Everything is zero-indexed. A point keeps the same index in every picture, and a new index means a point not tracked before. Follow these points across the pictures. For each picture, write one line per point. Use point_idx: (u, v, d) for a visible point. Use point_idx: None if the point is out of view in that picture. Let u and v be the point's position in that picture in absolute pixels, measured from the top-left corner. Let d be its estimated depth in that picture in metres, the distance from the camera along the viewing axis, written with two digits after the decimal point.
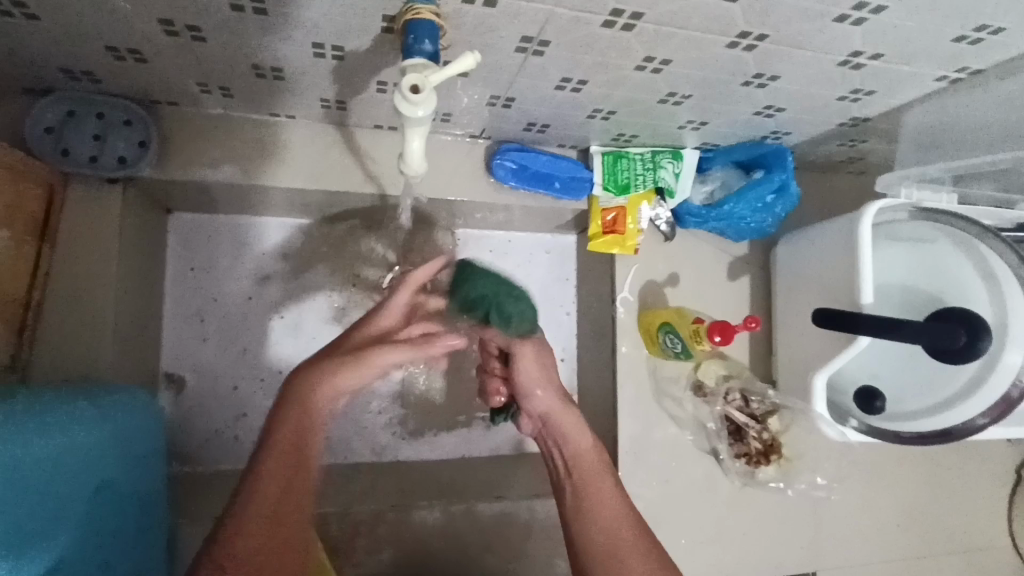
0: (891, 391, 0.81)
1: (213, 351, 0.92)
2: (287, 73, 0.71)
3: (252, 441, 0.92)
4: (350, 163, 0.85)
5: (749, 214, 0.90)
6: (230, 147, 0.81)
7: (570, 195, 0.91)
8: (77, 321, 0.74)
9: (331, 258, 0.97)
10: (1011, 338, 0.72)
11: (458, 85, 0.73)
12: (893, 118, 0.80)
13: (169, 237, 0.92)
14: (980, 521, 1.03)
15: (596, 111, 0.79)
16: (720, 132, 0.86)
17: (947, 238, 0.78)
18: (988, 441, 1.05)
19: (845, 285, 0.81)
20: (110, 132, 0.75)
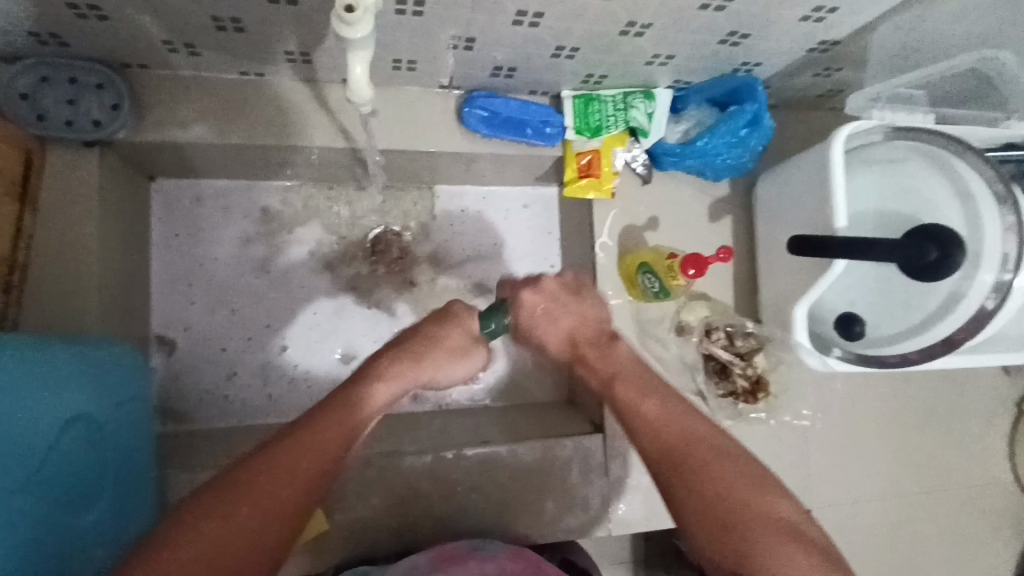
0: (871, 317, 0.80)
1: (202, 313, 0.94)
2: (247, 24, 0.72)
3: (243, 399, 0.94)
4: (321, 118, 0.86)
5: (725, 150, 0.90)
6: (201, 107, 0.82)
7: (543, 141, 0.91)
8: (62, 279, 0.76)
9: (312, 219, 0.98)
10: (986, 254, 0.71)
11: (414, 27, 0.73)
12: (862, 40, 0.79)
13: (152, 203, 0.94)
14: (977, 455, 1.02)
15: (560, 48, 0.79)
16: (690, 67, 0.85)
17: (920, 157, 0.78)
18: (982, 372, 1.04)
19: (819, 212, 0.81)
20: (82, 95, 0.77)
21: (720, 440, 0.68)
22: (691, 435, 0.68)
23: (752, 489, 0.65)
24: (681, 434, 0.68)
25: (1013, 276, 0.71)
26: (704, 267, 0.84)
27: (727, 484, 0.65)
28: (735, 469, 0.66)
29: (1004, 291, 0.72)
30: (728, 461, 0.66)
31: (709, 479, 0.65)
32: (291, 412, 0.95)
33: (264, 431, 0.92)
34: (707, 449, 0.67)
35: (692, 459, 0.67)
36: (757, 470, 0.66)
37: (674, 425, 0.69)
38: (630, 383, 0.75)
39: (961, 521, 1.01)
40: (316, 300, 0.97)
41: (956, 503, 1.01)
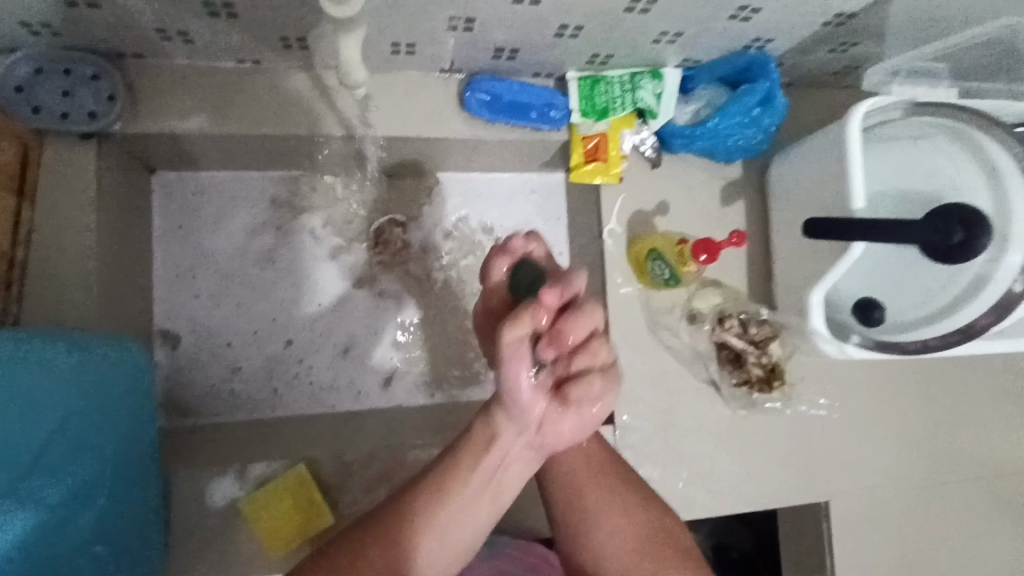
0: (891, 301, 0.77)
1: (205, 306, 0.93)
2: (240, 10, 0.70)
3: (247, 393, 0.93)
4: (319, 105, 0.84)
5: (736, 130, 0.86)
6: (197, 96, 0.81)
7: (548, 124, 0.88)
8: (61, 273, 0.75)
9: (314, 210, 0.96)
10: (1014, 232, 0.68)
11: (410, 9, 0.71)
12: (881, 12, 0.75)
13: (154, 197, 0.93)
14: (1003, 444, 0.99)
15: (563, 26, 0.76)
16: (700, 44, 0.82)
17: (942, 134, 0.74)
18: (1010, 358, 1.00)
19: (834, 194, 0.78)
20: (78, 87, 0.76)
21: (614, 499, 0.67)
22: (579, 481, 0.68)
23: (635, 557, 0.65)
24: (572, 481, 0.68)
25: None
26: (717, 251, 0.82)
27: (608, 545, 0.66)
28: (620, 523, 0.67)
29: None
30: (618, 522, 0.67)
31: (594, 536, 0.67)
32: (297, 405, 0.94)
33: (270, 424, 0.91)
34: (592, 497, 0.67)
35: (582, 514, 0.67)
36: (639, 526, 0.67)
37: (573, 472, 0.68)
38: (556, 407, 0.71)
39: (987, 512, 0.98)
40: (320, 293, 0.96)
41: (981, 495, 0.98)
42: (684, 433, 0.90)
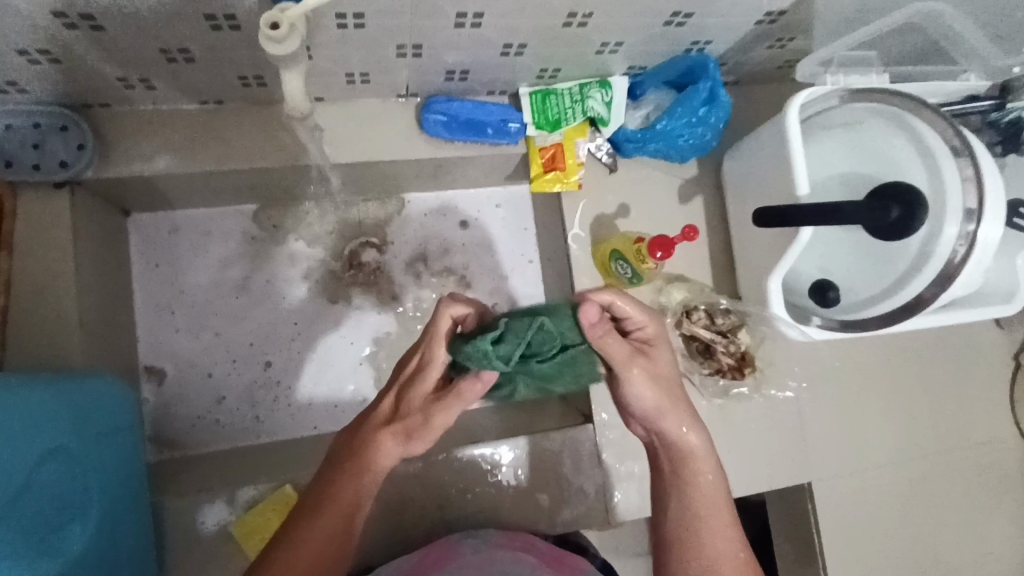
0: (844, 281, 0.80)
1: (187, 340, 0.95)
2: (196, 54, 0.73)
3: (234, 421, 0.95)
4: (282, 138, 0.87)
5: (685, 130, 0.90)
6: (165, 138, 0.84)
7: (506, 139, 0.92)
8: (40, 319, 0.77)
9: (288, 239, 0.99)
10: (949, 206, 0.70)
11: (361, 42, 0.74)
12: (808, 10, 0.78)
13: (131, 237, 0.95)
14: (978, 413, 1.01)
15: (508, 45, 0.80)
16: (643, 52, 0.85)
17: (877, 117, 0.77)
18: (975, 325, 1.03)
19: (781, 183, 0.80)
20: (48, 139, 0.79)
21: (734, 531, 0.71)
22: (715, 512, 0.71)
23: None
24: (705, 507, 0.71)
25: (976, 227, 0.69)
26: (667, 243, 0.83)
27: (722, 559, 0.69)
28: (732, 553, 0.70)
29: (970, 243, 0.70)
30: (737, 553, 0.69)
31: (711, 554, 0.69)
32: (284, 430, 0.96)
33: (258, 450, 0.93)
34: (716, 523, 0.71)
35: (706, 536, 0.70)
36: (748, 564, 0.70)
37: (706, 499, 0.72)
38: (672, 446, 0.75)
39: (969, 482, 0.99)
40: (300, 320, 0.99)
41: (962, 464, 1.00)
42: None
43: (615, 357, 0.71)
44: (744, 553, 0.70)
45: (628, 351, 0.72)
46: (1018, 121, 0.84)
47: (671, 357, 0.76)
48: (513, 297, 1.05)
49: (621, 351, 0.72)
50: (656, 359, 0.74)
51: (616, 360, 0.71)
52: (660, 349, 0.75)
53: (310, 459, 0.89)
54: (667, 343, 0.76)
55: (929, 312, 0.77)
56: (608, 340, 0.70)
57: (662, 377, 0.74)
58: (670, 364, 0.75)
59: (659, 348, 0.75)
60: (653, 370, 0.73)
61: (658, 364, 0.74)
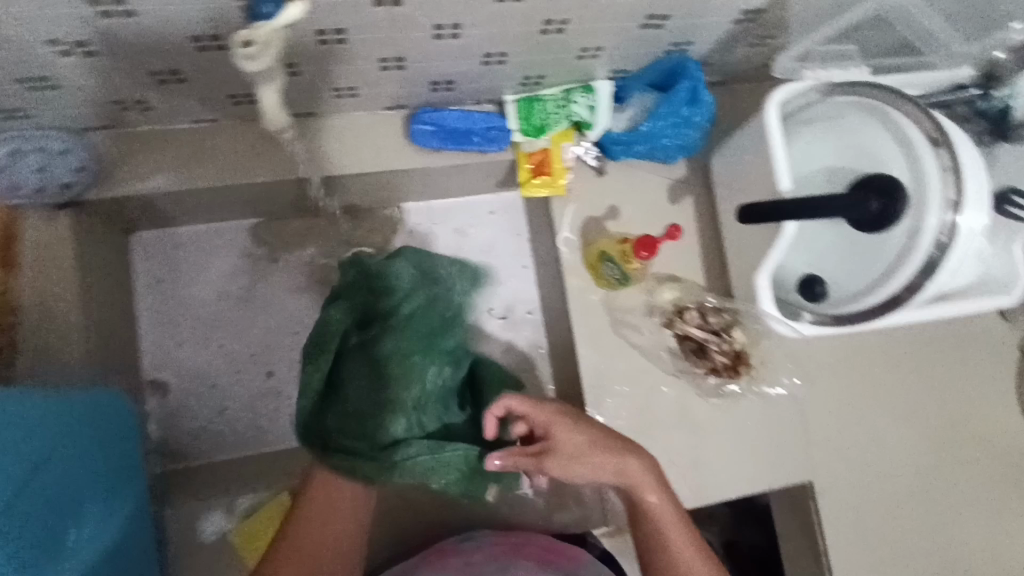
0: (831, 275, 0.79)
1: (190, 352, 0.98)
2: (187, 74, 0.76)
3: (235, 432, 0.97)
4: (274, 153, 0.89)
5: (670, 131, 0.90)
6: (161, 157, 0.87)
7: (493, 145, 0.93)
8: (46, 336, 0.80)
9: (287, 252, 1.02)
10: (930, 197, 0.70)
11: (344, 56, 0.77)
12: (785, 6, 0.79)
13: (134, 254, 0.98)
14: (985, 408, 0.99)
15: (488, 55, 0.82)
16: (623, 56, 0.87)
17: (858, 110, 0.77)
18: (978, 320, 1.01)
19: (765, 179, 0.81)
20: (49, 161, 0.81)
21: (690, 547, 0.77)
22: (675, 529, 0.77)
23: None
24: (659, 528, 0.77)
25: (956, 217, 0.69)
26: (649, 244, 0.87)
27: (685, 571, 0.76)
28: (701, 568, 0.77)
29: (952, 233, 0.70)
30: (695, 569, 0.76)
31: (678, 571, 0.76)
32: (281, 440, 0.97)
33: (262, 461, 0.95)
34: (674, 540, 0.77)
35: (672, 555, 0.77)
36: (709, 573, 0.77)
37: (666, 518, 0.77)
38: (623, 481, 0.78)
39: (978, 478, 0.98)
40: (300, 329, 1.00)
41: (969, 459, 0.98)
42: (658, 428, 0.92)
43: (520, 459, 0.78)
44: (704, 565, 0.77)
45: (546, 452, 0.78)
46: (1008, 108, 0.83)
47: (576, 425, 0.78)
48: (509, 302, 1.06)
49: (528, 452, 0.78)
50: (564, 443, 0.78)
51: (525, 460, 0.78)
52: (558, 426, 0.78)
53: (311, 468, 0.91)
54: (561, 422, 0.78)
55: (919, 304, 0.76)
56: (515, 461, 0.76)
57: (586, 453, 0.77)
58: (583, 430, 0.78)
59: (562, 422, 0.78)
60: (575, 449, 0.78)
61: (563, 449, 0.77)
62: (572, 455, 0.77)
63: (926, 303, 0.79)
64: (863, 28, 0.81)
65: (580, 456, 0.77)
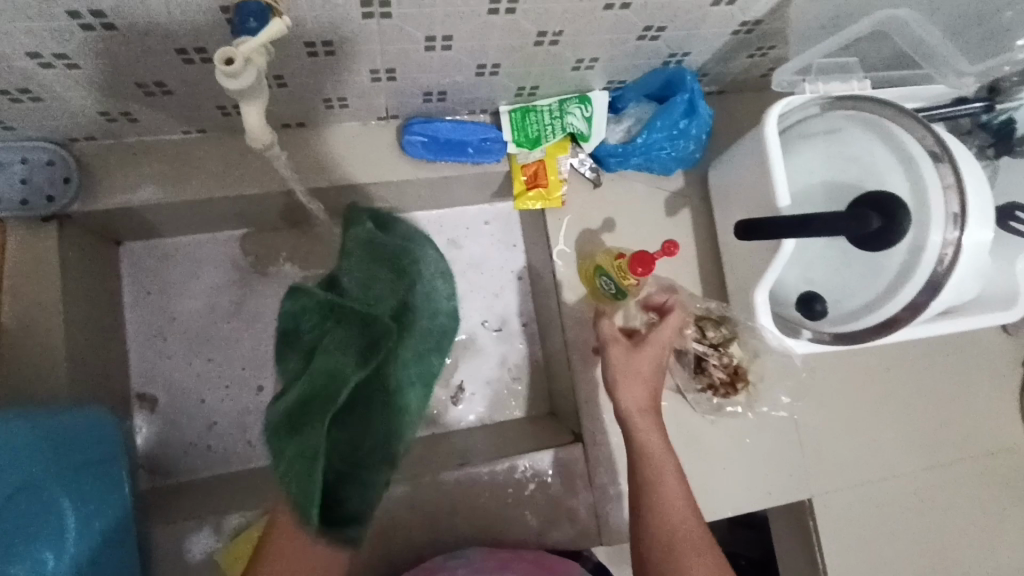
0: (831, 291, 0.77)
1: (179, 366, 0.96)
2: (173, 86, 0.75)
3: (225, 447, 0.95)
4: (264, 164, 0.87)
5: (667, 143, 0.89)
6: (148, 169, 0.85)
7: (488, 157, 0.92)
8: (29, 354, 0.78)
9: (278, 263, 1.00)
10: (932, 213, 0.68)
11: (333, 68, 0.75)
12: (782, 19, 0.77)
13: (122, 266, 0.97)
14: (987, 422, 0.98)
15: (482, 66, 0.80)
16: (619, 67, 0.85)
17: (856, 124, 0.75)
18: (977, 336, 1.00)
19: (764, 195, 0.79)
20: (33, 174, 0.81)
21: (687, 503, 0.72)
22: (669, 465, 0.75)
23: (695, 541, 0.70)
24: (655, 461, 0.75)
25: (960, 233, 0.68)
26: (643, 262, 0.83)
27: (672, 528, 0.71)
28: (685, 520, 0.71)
29: (956, 250, 0.68)
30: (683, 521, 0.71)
31: (665, 512, 0.72)
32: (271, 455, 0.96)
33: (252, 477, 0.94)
34: (667, 487, 0.73)
35: (663, 491, 0.73)
36: (696, 535, 0.71)
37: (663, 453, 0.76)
38: (640, 412, 0.79)
39: (979, 494, 0.96)
40: None
41: (970, 478, 0.96)
42: None
43: (609, 339, 0.85)
44: (692, 522, 0.71)
45: (623, 342, 0.84)
46: (1011, 121, 0.82)
47: (658, 348, 0.83)
48: (503, 314, 1.04)
49: (612, 336, 0.85)
50: (644, 354, 0.83)
51: (609, 341, 0.85)
52: (655, 338, 0.83)
53: None
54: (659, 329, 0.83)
55: (921, 320, 0.75)
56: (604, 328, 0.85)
57: (645, 363, 0.82)
58: (660, 356, 0.83)
59: (660, 334, 0.83)
60: (641, 356, 0.82)
61: (634, 357, 0.82)
62: (637, 361, 0.82)
63: (929, 318, 0.77)
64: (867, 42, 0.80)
65: (642, 360, 0.82)
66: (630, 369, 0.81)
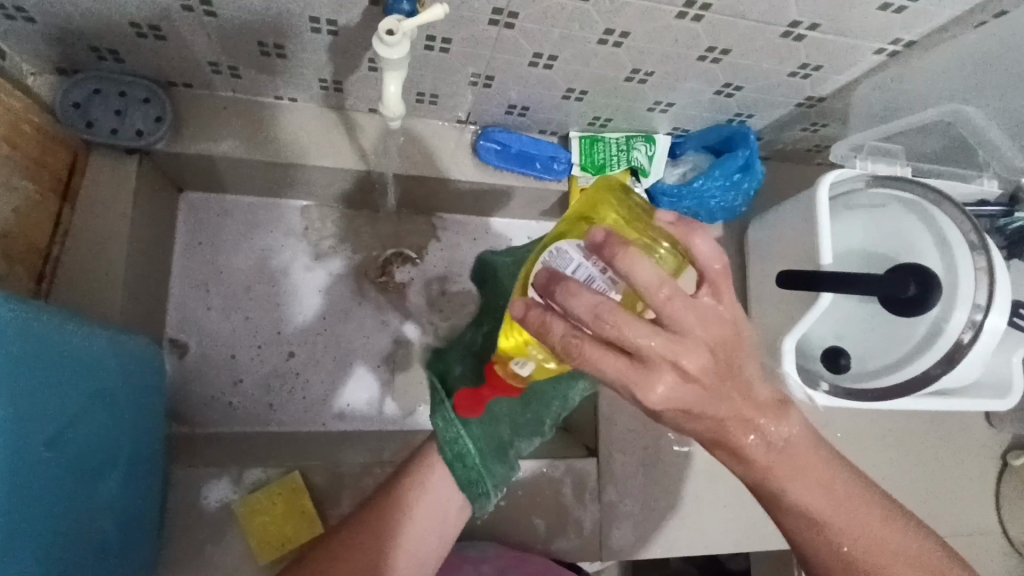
0: (857, 349, 0.84)
1: (216, 319, 0.98)
2: (289, 51, 0.79)
3: (247, 407, 0.97)
4: (345, 140, 0.92)
5: (719, 193, 0.96)
6: (233, 124, 0.89)
7: (552, 174, 0.98)
8: (89, 277, 0.80)
9: (329, 237, 1.04)
10: (962, 295, 0.76)
11: (439, 65, 0.81)
12: (845, 97, 0.86)
13: (180, 214, 0.99)
14: (965, 505, 1.04)
15: (569, 90, 0.87)
16: (687, 115, 0.93)
17: (898, 203, 0.83)
18: (963, 416, 1.07)
19: (806, 250, 0.86)
20: (130, 108, 0.83)
21: (863, 502, 0.60)
22: (807, 462, 0.57)
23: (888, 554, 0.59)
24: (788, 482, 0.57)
25: (983, 318, 0.75)
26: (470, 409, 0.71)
27: (853, 540, 0.59)
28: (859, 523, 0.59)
29: (976, 331, 0.75)
30: (869, 525, 0.59)
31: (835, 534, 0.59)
32: (288, 421, 0.98)
33: (266, 440, 0.95)
34: (822, 491, 0.58)
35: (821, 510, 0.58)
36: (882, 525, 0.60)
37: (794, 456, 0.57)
38: (768, 417, 0.54)
39: None
40: (328, 315, 1.02)
41: None
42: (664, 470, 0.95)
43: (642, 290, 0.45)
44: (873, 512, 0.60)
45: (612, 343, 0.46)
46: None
47: (683, 376, 0.47)
48: None
49: (561, 342, 0.47)
50: (640, 385, 0.47)
51: (649, 290, 0.45)
52: (658, 358, 0.46)
53: (320, 454, 0.92)
54: (685, 298, 0.45)
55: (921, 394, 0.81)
56: (622, 246, 0.45)
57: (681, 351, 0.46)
58: (685, 391, 0.48)
59: (654, 367, 0.47)
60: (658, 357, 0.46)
61: (657, 355, 0.46)
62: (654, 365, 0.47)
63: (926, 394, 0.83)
64: (926, 135, 0.89)
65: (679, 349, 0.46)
66: (663, 384, 0.47)
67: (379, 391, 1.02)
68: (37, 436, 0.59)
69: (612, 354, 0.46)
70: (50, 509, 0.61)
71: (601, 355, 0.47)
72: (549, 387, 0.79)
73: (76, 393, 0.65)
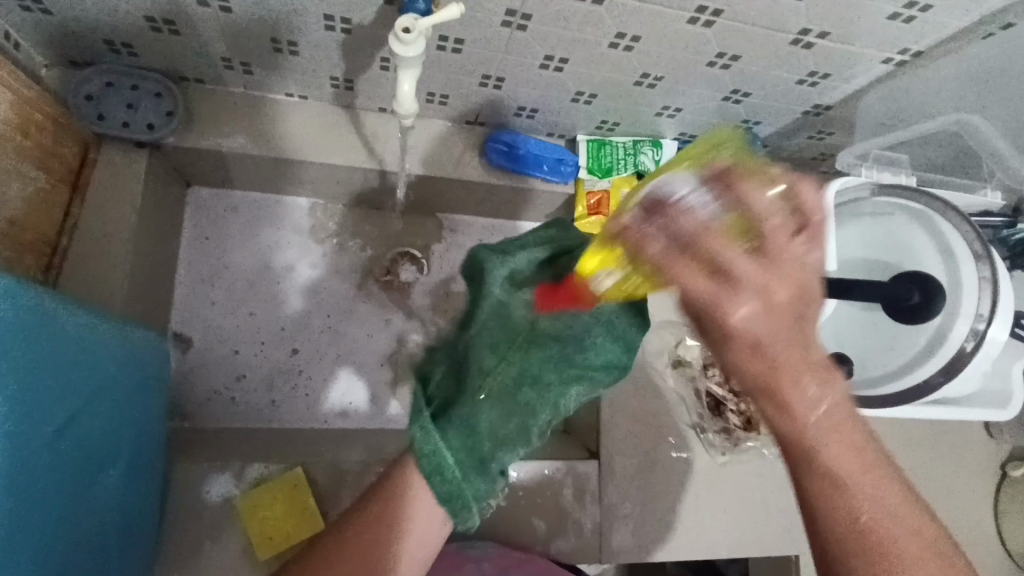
0: (858, 357, 0.84)
1: (221, 314, 0.99)
2: (302, 48, 0.80)
3: (248, 403, 0.97)
4: (354, 139, 0.93)
5: None
6: (243, 120, 0.89)
7: (558, 177, 0.98)
8: (97, 268, 0.80)
9: (334, 235, 1.04)
10: (964, 305, 0.76)
11: (450, 65, 0.81)
12: (851, 106, 0.87)
13: (187, 208, 0.99)
14: (962, 517, 1.03)
15: (578, 93, 0.87)
16: (694, 121, 0.93)
17: (902, 212, 0.84)
18: (962, 426, 1.07)
19: None
20: (141, 101, 0.84)
21: (913, 511, 0.50)
22: (854, 443, 0.48)
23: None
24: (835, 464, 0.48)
25: (985, 328, 0.75)
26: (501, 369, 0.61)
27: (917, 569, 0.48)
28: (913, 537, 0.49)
29: (977, 341, 0.75)
30: (921, 540, 0.50)
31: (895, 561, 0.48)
32: (289, 417, 0.98)
33: (267, 435, 0.95)
34: (870, 486, 0.49)
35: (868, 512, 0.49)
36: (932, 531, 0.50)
37: (835, 427, 0.48)
38: (818, 374, 0.47)
39: None
40: (332, 313, 1.02)
41: None
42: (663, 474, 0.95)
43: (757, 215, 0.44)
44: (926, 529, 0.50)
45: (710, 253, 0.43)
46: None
47: (768, 305, 0.44)
48: None
49: (659, 255, 0.44)
50: (727, 303, 0.43)
51: (764, 215, 0.44)
52: (747, 276, 0.43)
53: (320, 450, 0.92)
54: (789, 236, 0.45)
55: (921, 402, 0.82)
56: (741, 176, 0.45)
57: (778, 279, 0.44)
58: (763, 320, 0.44)
59: (738, 285, 0.43)
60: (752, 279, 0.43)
61: (752, 278, 0.43)
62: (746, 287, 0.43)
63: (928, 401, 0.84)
64: (931, 145, 0.90)
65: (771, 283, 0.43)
66: (748, 320, 0.44)
67: (380, 390, 1.02)
68: (46, 423, 0.59)
69: (708, 270, 0.43)
70: (54, 497, 0.61)
71: (692, 265, 0.43)
72: (547, 390, 0.66)
73: (82, 384, 0.65)
